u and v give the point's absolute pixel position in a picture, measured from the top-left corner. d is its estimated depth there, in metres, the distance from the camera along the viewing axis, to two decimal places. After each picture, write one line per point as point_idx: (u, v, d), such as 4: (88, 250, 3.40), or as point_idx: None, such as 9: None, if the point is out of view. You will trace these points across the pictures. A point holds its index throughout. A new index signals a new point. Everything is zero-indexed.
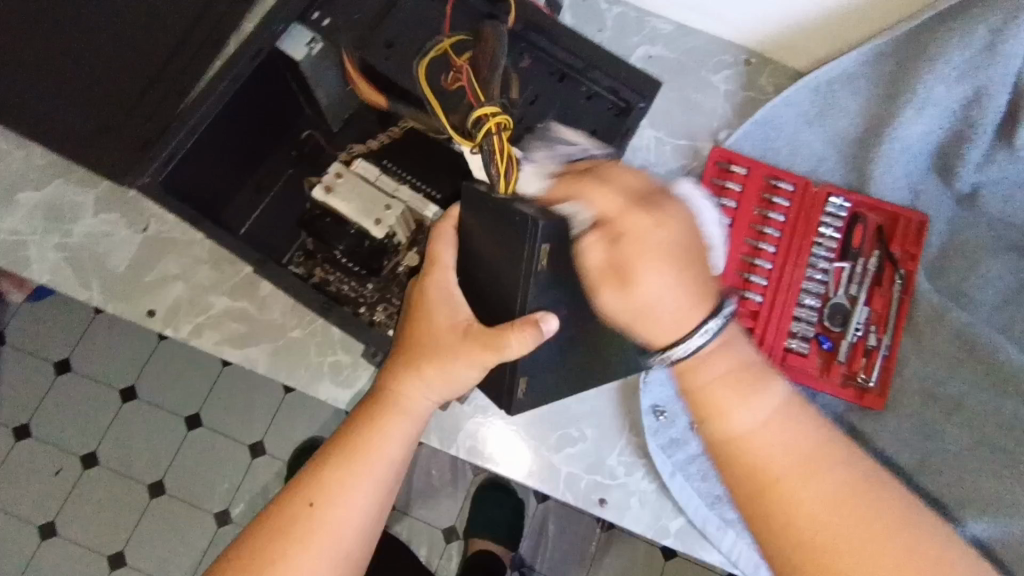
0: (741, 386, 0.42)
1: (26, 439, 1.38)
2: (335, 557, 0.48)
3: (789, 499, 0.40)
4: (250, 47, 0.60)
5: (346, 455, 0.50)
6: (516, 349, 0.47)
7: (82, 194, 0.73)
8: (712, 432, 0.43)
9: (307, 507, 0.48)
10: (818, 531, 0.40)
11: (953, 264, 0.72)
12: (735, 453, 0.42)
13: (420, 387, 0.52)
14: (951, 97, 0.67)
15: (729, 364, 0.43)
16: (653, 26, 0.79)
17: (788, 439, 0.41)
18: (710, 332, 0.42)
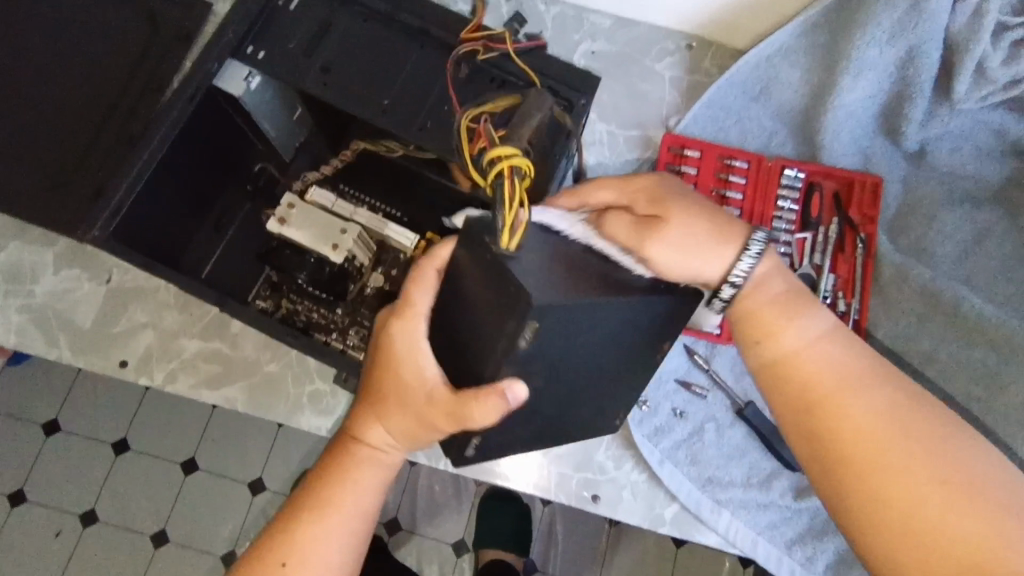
0: (786, 309, 0.49)
1: (21, 504, 1.36)
2: None
3: (843, 408, 0.45)
4: (187, 89, 0.60)
5: (316, 511, 0.50)
6: (486, 416, 0.44)
7: (41, 253, 0.72)
8: (766, 347, 0.49)
9: (279, 568, 0.48)
10: (870, 439, 0.43)
11: (911, 221, 0.73)
12: (792, 368, 0.47)
13: (383, 436, 0.51)
14: (885, 60, 0.67)
15: (778, 287, 0.50)
16: (592, 22, 0.80)
17: (839, 355, 0.46)
18: (756, 256, 0.49)
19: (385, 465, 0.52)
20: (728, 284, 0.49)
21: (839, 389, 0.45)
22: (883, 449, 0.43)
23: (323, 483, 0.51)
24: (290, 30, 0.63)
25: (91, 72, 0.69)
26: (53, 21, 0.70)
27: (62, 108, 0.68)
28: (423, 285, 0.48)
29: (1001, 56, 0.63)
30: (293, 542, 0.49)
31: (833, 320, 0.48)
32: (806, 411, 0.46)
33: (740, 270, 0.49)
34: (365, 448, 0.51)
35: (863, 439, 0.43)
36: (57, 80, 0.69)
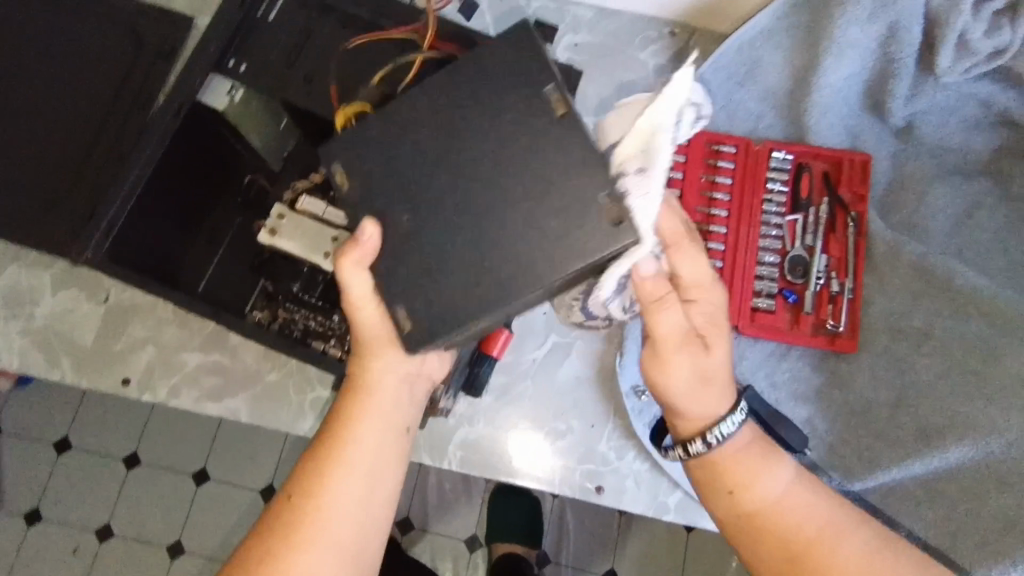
0: (757, 463, 0.55)
1: (38, 523, 1.38)
2: (322, 550, 0.53)
3: (828, 561, 0.52)
4: (171, 104, 0.61)
5: (324, 453, 0.56)
6: (363, 261, 0.52)
7: (39, 276, 0.73)
8: (744, 504, 0.55)
9: (286, 498, 0.55)
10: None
11: (900, 197, 0.73)
12: (763, 522, 0.54)
13: (376, 367, 0.57)
14: (867, 37, 0.67)
15: (755, 453, 0.55)
16: (574, 14, 0.80)
17: (806, 505, 0.54)
18: (735, 423, 0.55)
19: (390, 400, 0.58)
20: (700, 442, 0.55)
21: (804, 531, 0.53)
22: (867, 575, 0.51)
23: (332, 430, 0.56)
24: (270, 41, 0.63)
25: (77, 93, 0.69)
26: (37, 44, 0.70)
27: (50, 131, 0.68)
28: (350, 227, 0.57)
29: (982, 28, 0.62)
30: (317, 485, 0.54)
31: (790, 469, 0.55)
32: (756, 541, 0.54)
33: (711, 438, 0.55)
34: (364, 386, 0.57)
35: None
36: (43, 103, 0.69)
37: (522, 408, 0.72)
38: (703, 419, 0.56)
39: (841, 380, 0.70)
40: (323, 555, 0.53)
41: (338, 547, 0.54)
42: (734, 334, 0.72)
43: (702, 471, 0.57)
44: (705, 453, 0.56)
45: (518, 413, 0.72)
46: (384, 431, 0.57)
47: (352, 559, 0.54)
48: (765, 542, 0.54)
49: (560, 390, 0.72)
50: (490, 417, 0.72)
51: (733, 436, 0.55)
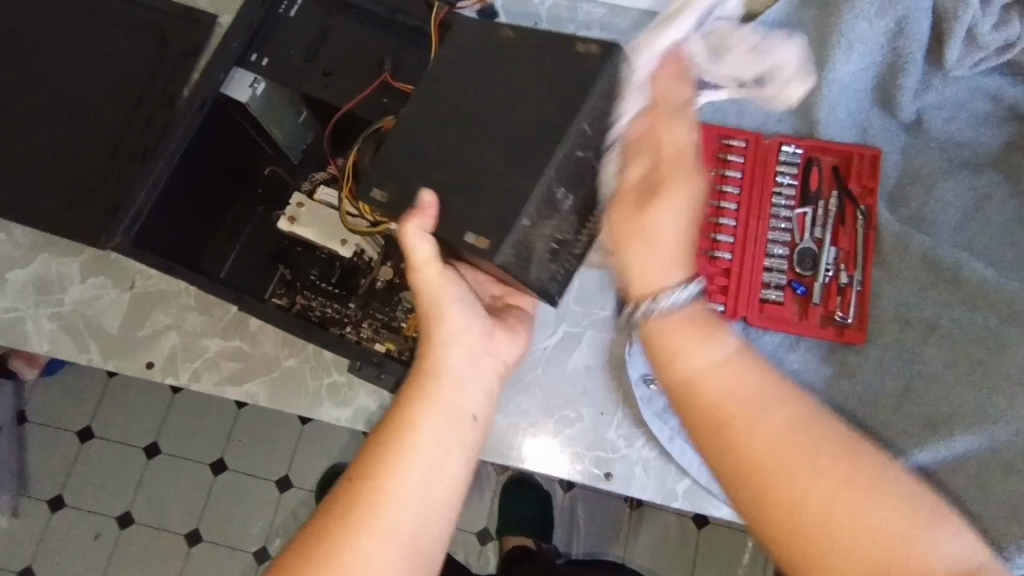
0: (694, 335, 0.51)
1: (61, 509, 1.41)
2: (390, 532, 0.51)
3: (749, 433, 0.48)
4: (196, 98, 0.63)
5: (389, 433, 0.55)
6: (427, 222, 0.57)
7: (68, 263, 0.76)
8: (672, 373, 0.51)
9: (347, 481, 0.53)
10: (772, 460, 0.47)
11: (910, 191, 0.74)
12: (693, 391, 0.50)
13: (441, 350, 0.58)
14: (875, 32, 0.68)
15: (704, 339, 0.51)
16: (586, 11, 0.81)
17: (737, 381, 0.49)
18: (688, 291, 0.53)
19: (456, 380, 0.58)
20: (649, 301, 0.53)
21: (745, 411, 0.48)
22: (807, 499, 0.46)
23: (390, 418, 0.56)
24: (291, 37, 0.66)
25: (108, 89, 0.72)
26: (70, 42, 0.73)
27: (82, 125, 0.72)
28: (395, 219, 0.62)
29: (991, 21, 0.63)
30: (382, 467, 0.53)
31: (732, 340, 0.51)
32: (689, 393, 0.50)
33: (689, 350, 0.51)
34: (428, 370, 0.58)
35: (765, 462, 0.47)
36: (77, 100, 0.72)
37: (532, 396, 0.73)
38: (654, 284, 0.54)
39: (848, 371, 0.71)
40: (388, 542, 0.51)
41: (404, 534, 0.52)
42: (743, 325, 0.73)
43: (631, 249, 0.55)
44: (649, 316, 0.53)
45: (528, 400, 0.73)
46: (451, 414, 0.56)
47: (415, 551, 0.52)
48: (703, 404, 0.50)
49: (570, 378, 0.73)
50: (500, 405, 0.73)
51: (687, 303, 0.53)
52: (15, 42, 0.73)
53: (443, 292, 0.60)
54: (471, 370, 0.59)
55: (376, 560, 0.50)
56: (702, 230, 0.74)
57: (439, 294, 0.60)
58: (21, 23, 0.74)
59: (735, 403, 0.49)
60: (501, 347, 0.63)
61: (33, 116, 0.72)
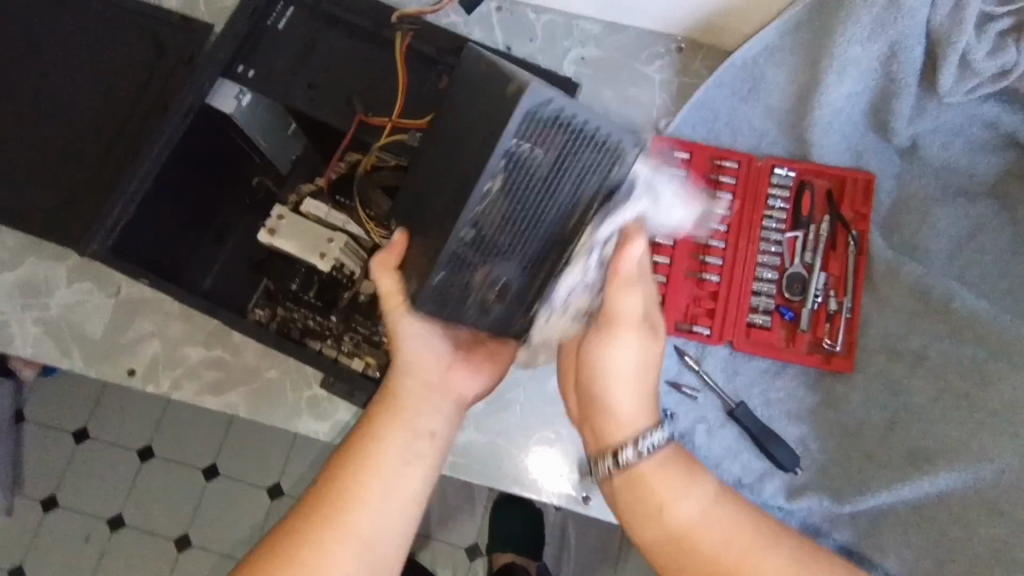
0: (677, 482, 0.51)
1: (54, 509, 1.42)
2: (344, 535, 0.52)
3: (757, 565, 0.48)
4: (179, 108, 0.63)
5: (359, 441, 0.56)
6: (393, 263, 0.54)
7: (55, 268, 0.76)
8: (661, 527, 0.50)
9: (312, 483, 0.55)
10: (686, 529, 0.50)
11: (905, 217, 0.72)
12: (687, 545, 0.50)
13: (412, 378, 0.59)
14: (868, 56, 0.67)
15: (671, 477, 0.51)
16: (582, 28, 0.81)
17: (725, 526, 0.49)
18: (660, 437, 0.52)
19: (421, 408, 0.58)
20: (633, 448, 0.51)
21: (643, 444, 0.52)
22: None
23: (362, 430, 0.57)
24: (279, 48, 0.66)
25: (100, 97, 0.73)
26: (67, 48, 0.74)
27: (73, 131, 0.72)
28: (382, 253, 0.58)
29: (986, 47, 0.61)
30: (346, 472, 0.54)
31: (710, 483, 0.51)
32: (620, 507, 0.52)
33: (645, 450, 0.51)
34: (391, 388, 0.58)
35: (725, 559, 0.48)
36: (69, 107, 0.73)
37: (512, 415, 0.72)
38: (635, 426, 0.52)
39: (835, 401, 0.69)
40: (350, 549, 0.52)
41: (365, 540, 0.52)
42: (728, 349, 0.72)
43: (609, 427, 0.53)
44: (632, 463, 0.52)
45: (508, 420, 0.72)
46: (421, 435, 0.57)
47: (373, 555, 0.53)
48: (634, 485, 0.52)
49: (551, 399, 0.72)
50: (480, 423, 0.72)
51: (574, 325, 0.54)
52: (12, 46, 0.74)
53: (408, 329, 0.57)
54: (440, 394, 0.59)
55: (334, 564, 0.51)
56: (691, 251, 0.73)
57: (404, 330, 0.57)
58: (18, 26, 0.75)
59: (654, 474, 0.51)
60: (453, 383, 0.61)
61: (28, 120, 0.73)
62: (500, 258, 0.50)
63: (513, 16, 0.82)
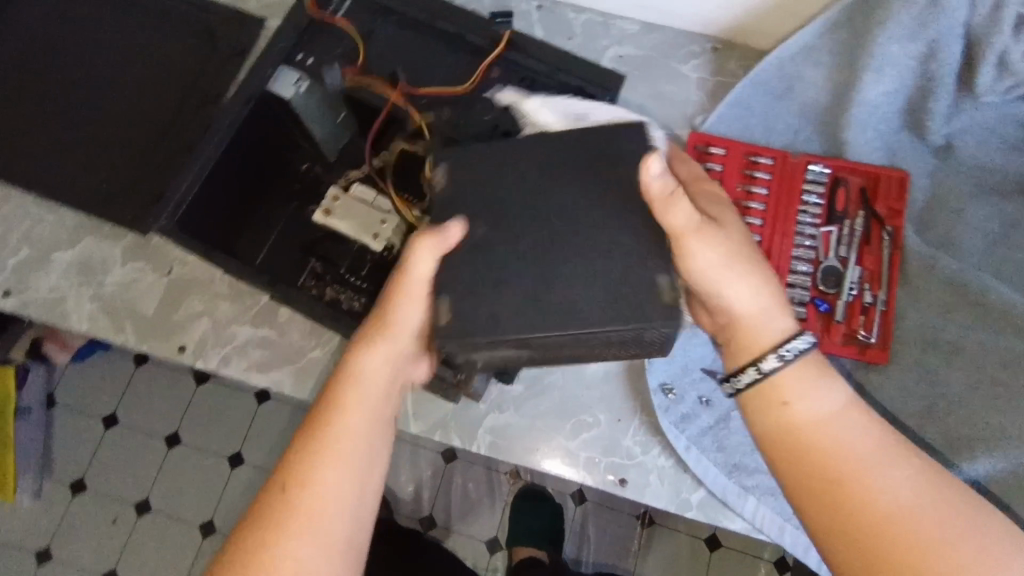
0: (810, 379, 0.53)
1: (82, 493, 1.44)
2: (321, 535, 0.49)
3: (871, 478, 0.48)
4: (242, 95, 0.68)
5: (314, 436, 0.52)
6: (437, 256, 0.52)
7: (110, 247, 0.79)
8: (788, 417, 0.52)
9: (281, 491, 0.50)
10: (892, 512, 0.47)
11: (937, 214, 0.74)
12: (803, 437, 0.51)
13: (372, 357, 0.55)
14: (906, 55, 0.69)
15: (809, 385, 0.52)
16: (620, 27, 0.84)
17: (851, 430, 0.50)
18: (807, 342, 0.54)
19: (383, 389, 0.55)
20: (751, 368, 0.54)
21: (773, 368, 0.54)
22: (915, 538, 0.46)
23: (306, 435, 0.52)
24: (336, 39, 0.69)
25: (160, 86, 0.78)
26: (132, 41, 0.79)
27: (137, 118, 0.77)
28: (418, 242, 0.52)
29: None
30: (312, 471, 0.51)
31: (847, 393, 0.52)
32: (852, 542, 0.48)
33: (784, 353, 0.53)
34: (355, 368, 0.55)
35: (841, 453, 0.50)
36: (131, 93, 0.78)
37: (550, 399, 0.74)
38: (777, 390, 0.53)
39: (871, 391, 0.70)
40: (319, 545, 0.49)
41: (333, 536, 0.50)
42: None
43: (775, 454, 0.53)
44: (765, 377, 0.54)
45: (545, 403, 0.74)
46: (371, 427, 0.54)
47: (350, 549, 0.51)
48: (796, 471, 0.51)
49: (590, 384, 0.74)
50: (519, 405, 0.74)
51: (750, 389, 0.54)
52: (84, 39, 0.79)
53: (406, 324, 0.55)
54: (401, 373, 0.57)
55: (312, 562, 0.49)
56: None
57: (402, 323, 0.55)
58: (92, 22, 0.80)
59: (830, 453, 0.50)
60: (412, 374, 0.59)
61: (98, 107, 0.77)
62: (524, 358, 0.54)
63: (554, 14, 0.85)
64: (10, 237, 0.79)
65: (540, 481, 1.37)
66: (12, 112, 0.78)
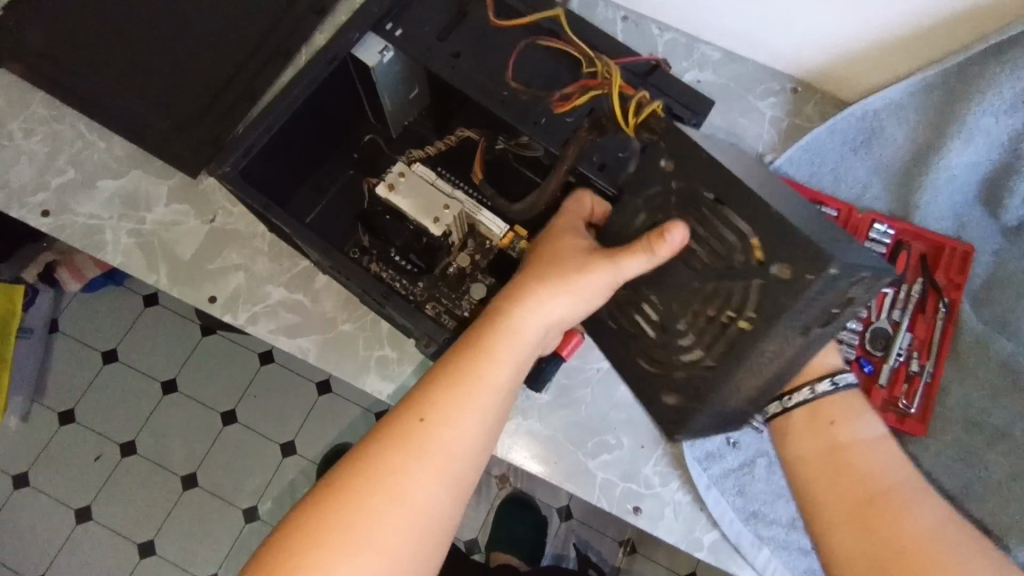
0: (855, 408, 0.59)
1: (69, 424, 1.42)
2: (451, 475, 0.52)
3: (906, 511, 0.53)
4: (326, 54, 0.66)
5: (453, 379, 0.54)
6: (652, 253, 0.52)
7: (157, 184, 0.77)
8: (829, 438, 0.58)
9: (419, 421, 0.52)
10: (923, 543, 0.51)
11: (999, 293, 0.72)
12: (838, 456, 0.57)
13: (530, 313, 0.56)
14: (999, 129, 0.68)
15: (844, 410, 0.59)
16: (702, 52, 0.83)
17: (883, 460, 0.56)
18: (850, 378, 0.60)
19: (524, 345, 0.56)
20: (805, 388, 0.59)
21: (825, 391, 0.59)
22: (937, 560, 0.50)
23: (441, 375, 0.54)
24: (428, 15, 0.68)
25: (235, 31, 0.76)
26: None
27: (205, 59, 0.75)
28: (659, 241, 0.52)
29: None
30: (455, 411, 0.53)
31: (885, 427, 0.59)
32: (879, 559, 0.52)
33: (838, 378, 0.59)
34: (509, 321, 0.56)
35: (878, 480, 0.55)
36: (204, 33, 0.76)
37: (575, 413, 0.73)
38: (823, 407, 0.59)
39: None
40: (441, 481, 0.51)
41: (453, 474, 0.52)
42: None
43: (819, 477, 0.57)
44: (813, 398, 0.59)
45: (570, 416, 0.73)
46: (502, 380, 0.55)
47: (463, 489, 0.53)
48: (843, 487, 0.55)
49: (618, 404, 0.72)
50: (542, 413, 0.73)
51: (801, 407, 0.60)
52: None
53: (592, 289, 0.56)
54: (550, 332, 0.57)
55: (436, 496, 0.51)
56: None
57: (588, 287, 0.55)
58: None
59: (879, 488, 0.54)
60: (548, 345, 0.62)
61: (168, 41, 0.76)
62: (768, 285, 0.48)
63: (637, 27, 0.84)
64: (58, 157, 0.79)
65: (529, 489, 1.36)
66: (81, 31, 0.76)
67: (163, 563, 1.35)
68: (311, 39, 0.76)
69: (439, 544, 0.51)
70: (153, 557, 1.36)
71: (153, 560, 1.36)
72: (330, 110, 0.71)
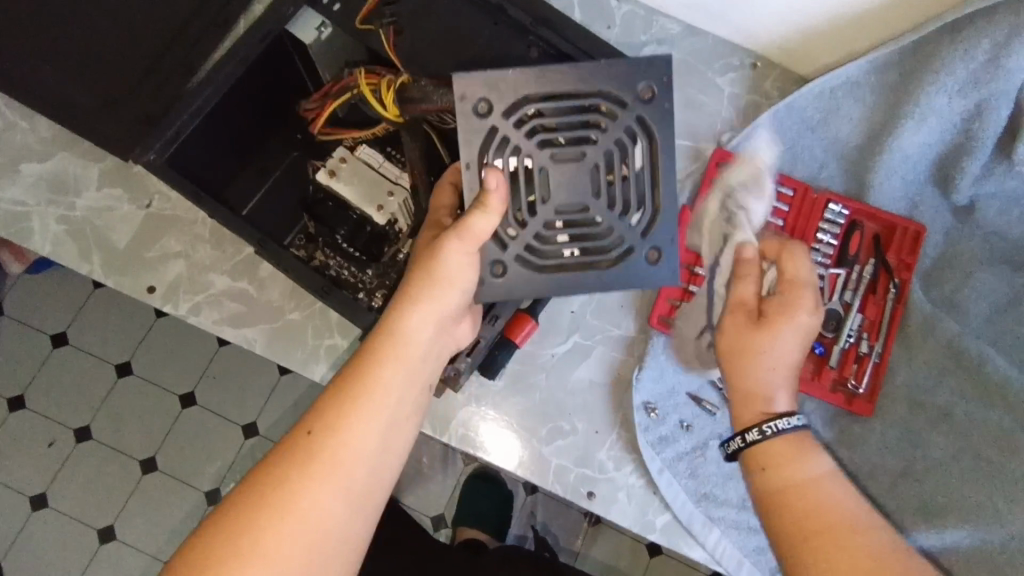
0: (799, 446, 0.56)
1: (20, 410, 1.38)
2: (343, 488, 0.50)
3: (856, 540, 0.52)
4: (259, 30, 0.62)
5: (347, 393, 0.52)
6: (494, 205, 0.51)
7: (86, 167, 0.73)
8: (770, 481, 0.55)
9: (306, 434, 0.51)
10: (831, 520, 0.53)
11: (946, 274, 0.73)
12: (799, 493, 0.54)
13: (414, 318, 0.53)
14: (951, 109, 0.67)
15: (807, 449, 0.56)
16: (662, 25, 0.79)
17: (834, 495, 0.54)
18: (791, 422, 0.56)
19: (411, 350, 0.54)
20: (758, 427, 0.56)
21: (760, 388, 0.57)
22: (849, 535, 0.52)
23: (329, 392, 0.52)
24: None
25: None
26: None
27: None
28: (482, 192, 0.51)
29: None
30: (345, 422, 0.51)
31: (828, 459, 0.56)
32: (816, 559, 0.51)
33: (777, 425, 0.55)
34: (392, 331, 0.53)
35: (793, 488, 0.54)
36: None
37: (530, 399, 0.72)
38: (762, 399, 0.56)
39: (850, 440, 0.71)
40: (335, 494, 0.50)
41: (347, 487, 0.50)
42: None
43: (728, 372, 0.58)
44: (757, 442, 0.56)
45: (524, 402, 0.72)
46: (396, 392, 0.53)
47: (366, 503, 0.51)
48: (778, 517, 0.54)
49: (571, 389, 0.72)
50: (495, 399, 0.72)
51: (778, 434, 0.56)
52: None
53: (456, 273, 0.53)
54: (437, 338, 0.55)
55: (328, 511, 0.49)
56: None
57: (451, 272, 0.53)
58: None
59: (747, 382, 0.57)
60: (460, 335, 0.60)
61: None
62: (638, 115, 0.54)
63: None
64: None
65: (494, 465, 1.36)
66: None
67: (125, 547, 1.34)
68: (249, 9, 0.71)
69: (339, 559, 0.50)
70: (114, 541, 1.34)
71: (114, 545, 1.34)
72: (264, 89, 0.67)
